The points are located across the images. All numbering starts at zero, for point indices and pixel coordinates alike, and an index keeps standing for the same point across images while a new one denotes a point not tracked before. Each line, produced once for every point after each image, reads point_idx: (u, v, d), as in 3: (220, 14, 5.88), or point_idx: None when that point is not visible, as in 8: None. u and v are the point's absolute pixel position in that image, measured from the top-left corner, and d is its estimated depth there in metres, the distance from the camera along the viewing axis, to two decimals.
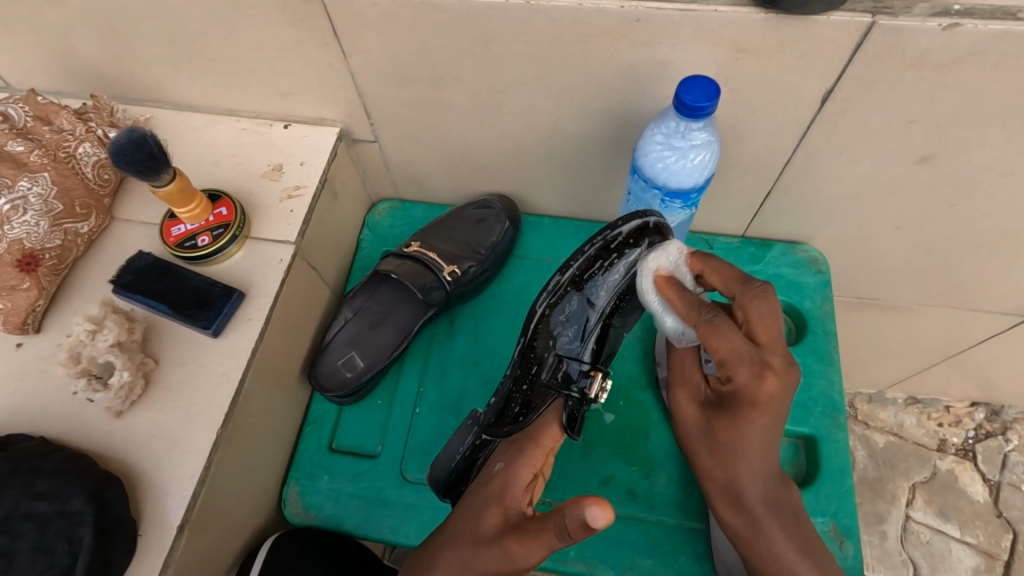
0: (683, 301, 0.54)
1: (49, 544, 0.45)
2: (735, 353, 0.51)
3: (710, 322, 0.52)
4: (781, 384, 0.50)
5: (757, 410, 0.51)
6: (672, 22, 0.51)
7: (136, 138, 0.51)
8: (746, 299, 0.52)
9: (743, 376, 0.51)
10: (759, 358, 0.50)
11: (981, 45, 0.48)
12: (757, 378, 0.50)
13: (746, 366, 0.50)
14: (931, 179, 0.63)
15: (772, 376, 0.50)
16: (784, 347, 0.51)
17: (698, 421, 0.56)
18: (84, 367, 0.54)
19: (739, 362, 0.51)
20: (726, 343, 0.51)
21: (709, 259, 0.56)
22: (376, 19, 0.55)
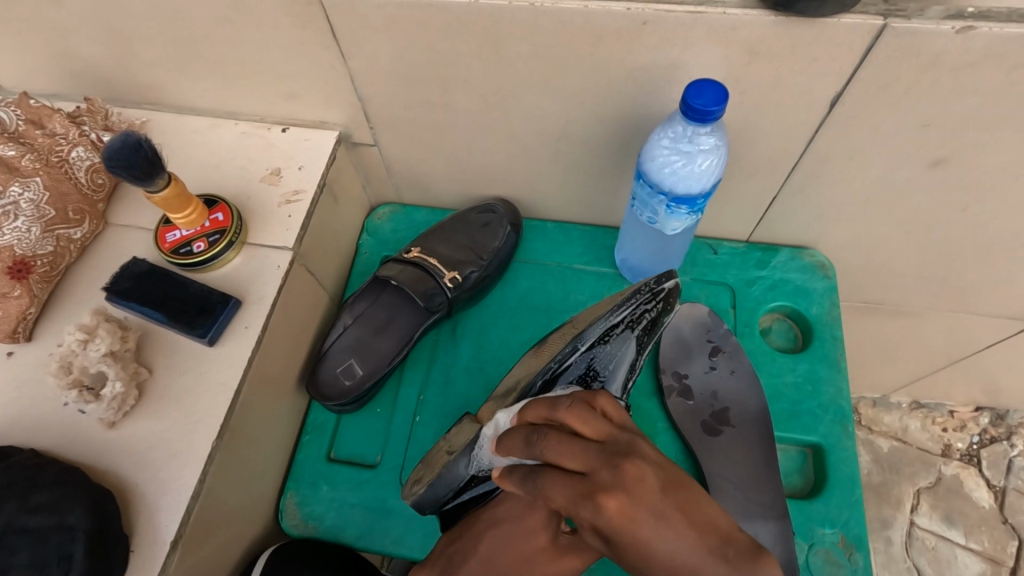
0: (518, 452, 0.45)
1: (42, 560, 0.44)
2: (567, 498, 0.39)
3: (535, 490, 0.41)
4: (620, 496, 0.36)
5: (628, 540, 0.36)
6: (680, 24, 0.50)
7: (131, 142, 0.50)
8: (599, 402, 0.44)
9: (559, 495, 0.39)
10: (610, 461, 0.38)
11: (997, 48, 0.47)
12: (602, 510, 0.37)
13: (579, 505, 0.38)
14: (942, 183, 0.62)
15: (605, 493, 0.37)
16: (601, 451, 0.40)
17: (599, 541, 0.38)
18: (75, 378, 0.52)
19: (574, 508, 0.38)
20: (559, 491, 0.39)
21: (525, 412, 0.48)
22: (378, 21, 0.54)
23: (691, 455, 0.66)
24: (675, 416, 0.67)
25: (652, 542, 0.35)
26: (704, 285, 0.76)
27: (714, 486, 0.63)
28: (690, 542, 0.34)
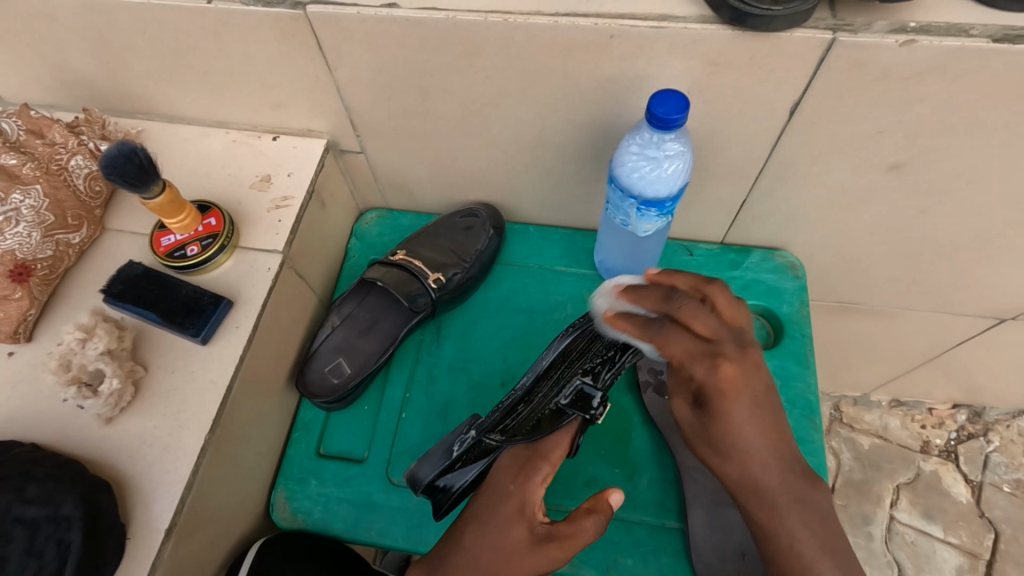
0: (646, 304, 0.53)
1: (39, 548, 0.46)
2: (687, 352, 0.49)
3: (657, 334, 0.50)
4: (737, 371, 0.48)
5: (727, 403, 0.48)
6: (644, 38, 0.53)
7: (126, 151, 0.53)
8: (714, 291, 0.52)
9: (678, 352, 0.49)
10: (733, 341, 0.49)
11: (938, 60, 0.50)
12: (712, 368, 0.48)
13: (698, 362, 0.48)
14: (900, 187, 0.65)
15: (725, 361, 0.48)
16: (732, 334, 0.50)
17: (689, 416, 0.51)
18: (75, 374, 0.55)
19: (691, 362, 0.49)
20: (701, 327, 0.49)
21: (646, 271, 0.54)
22: (362, 35, 0.57)
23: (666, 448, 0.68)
24: (651, 410, 0.69)
25: (741, 426, 0.48)
26: None
27: (687, 478, 0.65)
28: (758, 423, 0.48)
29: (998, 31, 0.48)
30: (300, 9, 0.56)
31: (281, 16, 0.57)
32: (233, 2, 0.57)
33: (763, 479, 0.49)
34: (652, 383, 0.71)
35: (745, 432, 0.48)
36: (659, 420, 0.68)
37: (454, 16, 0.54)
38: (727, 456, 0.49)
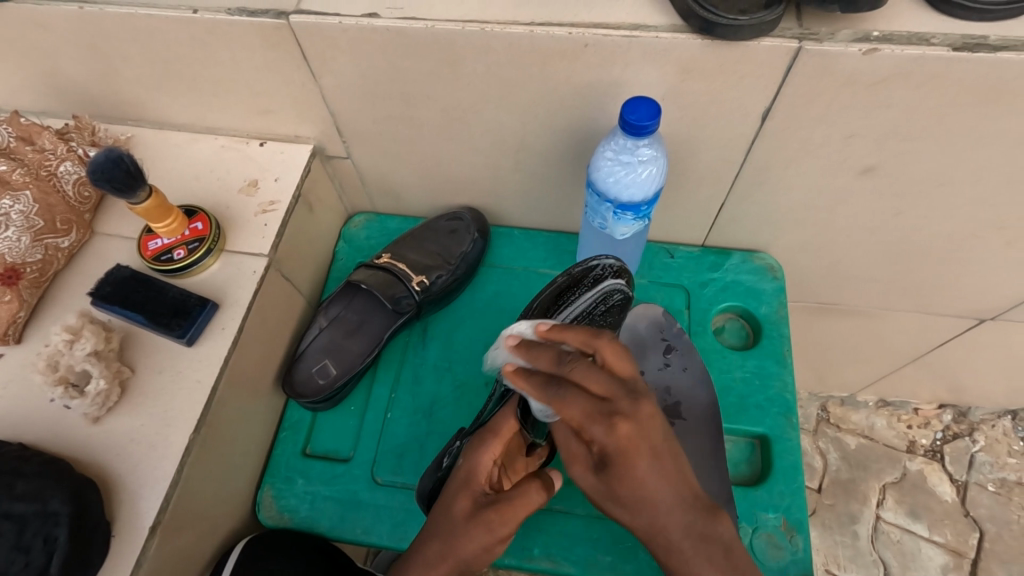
0: (543, 362, 0.50)
1: (27, 543, 0.47)
2: (584, 413, 0.45)
3: (555, 396, 0.46)
4: (634, 428, 0.44)
5: (630, 460, 0.44)
6: (618, 47, 0.55)
7: (114, 158, 0.54)
8: (604, 347, 0.48)
9: (576, 413, 0.45)
10: (627, 392, 0.45)
11: (902, 67, 0.52)
12: (608, 428, 0.44)
13: (596, 422, 0.45)
14: (873, 190, 0.67)
15: (621, 420, 0.44)
16: (620, 392, 0.45)
17: (598, 484, 0.48)
18: (61, 375, 0.56)
19: (589, 423, 0.45)
20: (575, 406, 0.45)
21: (565, 333, 0.51)
22: (343, 44, 0.59)
23: None
24: None
25: (645, 478, 0.45)
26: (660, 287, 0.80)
27: None
28: (649, 474, 0.45)
29: (957, 40, 0.50)
30: (284, 18, 0.58)
31: (265, 26, 0.59)
32: (219, 12, 0.58)
33: (654, 500, 0.45)
34: None
35: (653, 484, 0.45)
36: None
37: (432, 25, 0.55)
38: (635, 510, 0.46)
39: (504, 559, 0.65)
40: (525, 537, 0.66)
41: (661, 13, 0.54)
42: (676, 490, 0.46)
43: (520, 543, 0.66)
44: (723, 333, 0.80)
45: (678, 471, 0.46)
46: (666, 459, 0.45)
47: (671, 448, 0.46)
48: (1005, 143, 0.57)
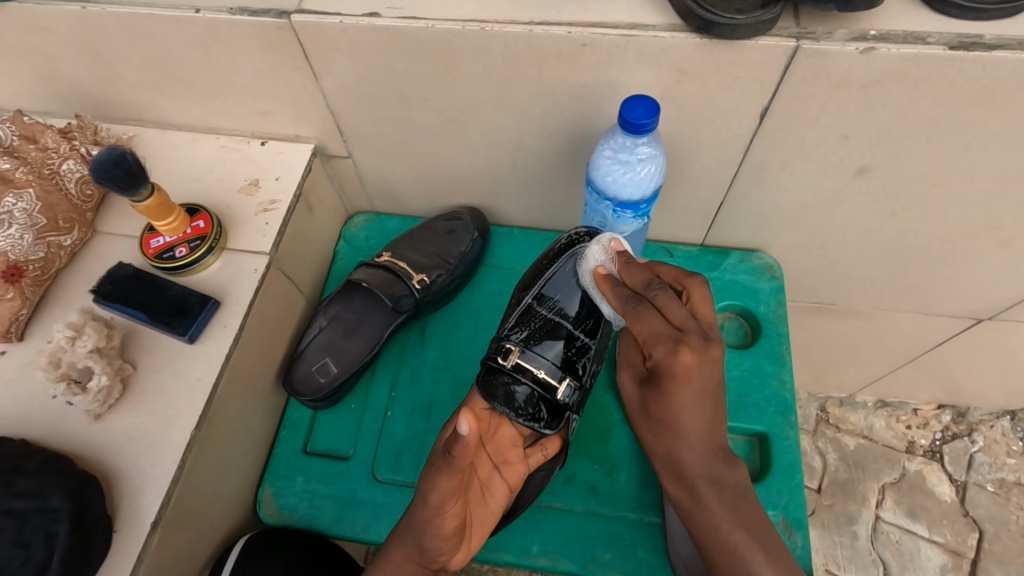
0: (637, 275, 0.57)
1: (26, 539, 0.47)
2: (652, 331, 0.52)
3: (633, 311, 0.54)
4: (696, 360, 0.50)
5: (676, 391, 0.51)
6: (616, 47, 0.55)
7: (115, 155, 0.54)
8: (694, 287, 0.56)
9: (647, 331, 0.52)
10: (700, 330, 0.51)
11: (897, 67, 0.52)
12: (672, 352, 0.51)
13: (662, 343, 0.51)
14: (870, 189, 0.67)
15: (685, 349, 0.50)
16: (700, 328, 0.52)
17: (635, 395, 0.58)
18: (64, 371, 0.56)
19: (653, 341, 0.52)
20: (646, 326, 0.53)
21: (655, 266, 0.59)
22: (343, 44, 0.59)
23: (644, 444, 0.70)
24: None
25: (682, 406, 0.52)
26: None
27: None
28: (702, 417, 0.52)
29: (953, 39, 0.51)
30: (285, 18, 0.58)
31: (266, 25, 0.59)
32: (221, 12, 0.59)
33: (688, 432, 0.52)
34: None
35: (687, 416, 0.52)
36: None
37: (432, 25, 0.56)
38: (660, 434, 0.54)
39: (503, 557, 0.65)
40: (524, 534, 0.66)
41: (659, 14, 0.54)
42: (702, 416, 0.52)
43: (519, 540, 0.66)
44: (721, 332, 0.80)
45: (717, 394, 0.52)
46: (704, 395, 0.51)
47: (714, 389, 0.52)
48: (1000, 143, 0.58)
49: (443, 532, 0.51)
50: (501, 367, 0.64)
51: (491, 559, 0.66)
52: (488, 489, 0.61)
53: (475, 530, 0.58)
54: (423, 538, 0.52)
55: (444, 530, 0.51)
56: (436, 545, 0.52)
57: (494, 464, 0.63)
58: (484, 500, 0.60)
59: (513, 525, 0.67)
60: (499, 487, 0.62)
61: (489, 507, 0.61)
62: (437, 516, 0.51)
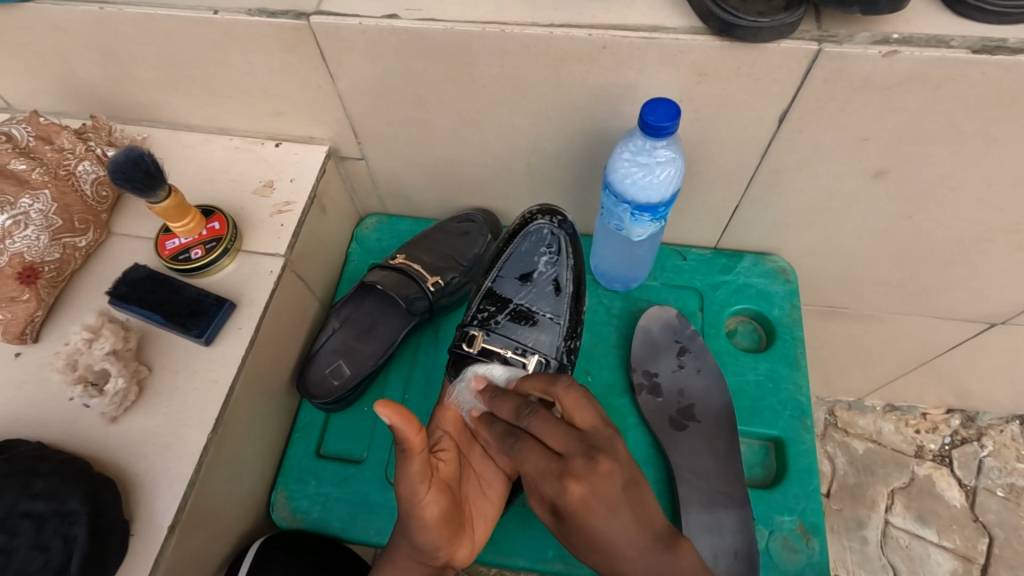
0: (508, 412, 0.52)
1: (45, 542, 0.47)
2: (538, 468, 0.46)
3: (511, 452, 0.49)
4: (586, 488, 0.44)
5: (580, 519, 0.44)
6: (636, 49, 0.55)
7: (134, 157, 0.54)
8: (568, 388, 0.51)
9: (532, 468, 0.47)
10: (582, 451, 0.45)
11: (918, 70, 0.52)
12: (562, 490, 0.44)
13: (548, 480, 0.45)
14: (887, 193, 0.67)
15: (573, 481, 0.44)
16: (583, 437, 0.47)
17: (549, 516, 0.48)
18: (80, 374, 0.56)
19: (542, 479, 0.46)
20: (533, 461, 0.47)
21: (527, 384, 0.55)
22: (360, 45, 0.59)
23: (660, 448, 0.70)
24: (644, 412, 0.71)
25: (602, 525, 0.43)
26: (672, 289, 0.80)
27: (680, 478, 0.67)
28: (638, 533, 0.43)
29: (977, 42, 0.50)
30: (303, 20, 0.58)
31: (284, 27, 0.59)
32: (239, 13, 0.59)
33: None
34: (646, 385, 0.72)
35: (609, 543, 0.43)
36: (652, 421, 0.70)
37: (452, 27, 0.56)
38: (583, 549, 0.45)
39: (518, 562, 0.65)
40: (539, 538, 0.66)
41: (679, 16, 0.54)
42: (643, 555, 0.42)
43: (534, 544, 0.66)
44: (735, 335, 0.80)
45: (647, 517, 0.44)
46: (624, 505, 0.44)
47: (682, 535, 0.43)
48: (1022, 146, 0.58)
49: (426, 524, 0.50)
50: (467, 352, 0.69)
51: (506, 563, 0.65)
52: (483, 480, 0.60)
53: (473, 521, 0.57)
54: (411, 534, 0.50)
55: (426, 521, 0.49)
56: (426, 539, 0.50)
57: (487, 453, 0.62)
58: (479, 490, 0.59)
59: (528, 529, 0.66)
60: (494, 477, 0.61)
61: (484, 496, 0.59)
62: (415, 506, 0.49)
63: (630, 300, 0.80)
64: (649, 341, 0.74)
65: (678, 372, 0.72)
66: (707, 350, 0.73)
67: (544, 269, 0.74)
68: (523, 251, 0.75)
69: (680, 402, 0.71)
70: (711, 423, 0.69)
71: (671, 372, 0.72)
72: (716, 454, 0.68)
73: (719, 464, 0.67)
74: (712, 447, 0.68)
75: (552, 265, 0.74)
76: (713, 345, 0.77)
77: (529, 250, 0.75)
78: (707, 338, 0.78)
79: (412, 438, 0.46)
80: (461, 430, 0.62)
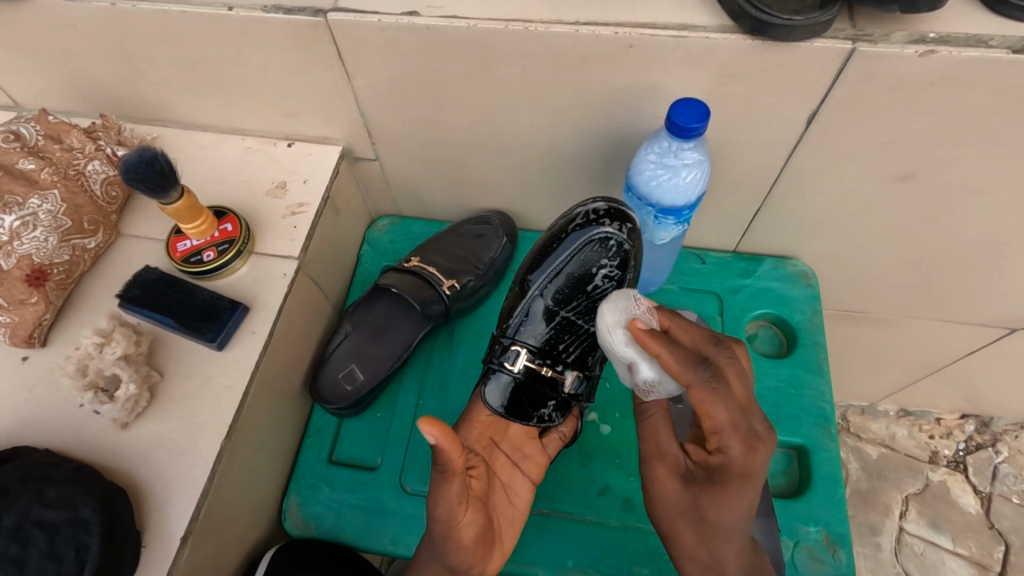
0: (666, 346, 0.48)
1: (58, 552, 0.45)
2: (731, 420, 0.47)
3: (710, 386, 0.47)
4: (763, 457, 0.48)
5: (732, 484, 0.49)
6: (663, 48, 0.53)
7: (148, 157, 0.53)
8: (690, 336, 0.51)
9: (721, 417, 0.47)
10: (750, 421, 0.48)
11: (956, 70, 0.51)
12: (747, 450, 0.48)
13: (739, 437, 0.47)
14: (915, 196, 0.65)
15: (762, 446, 0.48)
16: (743, 420, 0.48)
17: (684, 492, 0.52)
18: (91, 379, 0.55)
19: (730, 436, 0.47)
20: (720, 412, 0.47)
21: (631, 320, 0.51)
22: (378, 43, 0.58)
23: None
24: None
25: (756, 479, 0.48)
26: (690, 294, 0.79)
27: None
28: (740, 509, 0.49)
29: (1017, 42, 0.49)
30: (320, 17, 0.57)
31: (300, 24, 0.57)
32: (254, 10, 0.57)
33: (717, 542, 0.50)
34: None
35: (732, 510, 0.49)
36: None
37: (474, 25, 0.54)
38: (722, 507, 0.49)
39: (537, 572, 0.63)
40: (558, 548, 0.65)
41: (708, 15, 0.53)
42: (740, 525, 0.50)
43: (553, 554, 0.64)
44: (755, 340, 0.78)
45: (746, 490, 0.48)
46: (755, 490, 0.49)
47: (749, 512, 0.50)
48: None
49: (464, 544, 0.49)
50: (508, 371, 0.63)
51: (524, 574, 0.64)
52: (510, 488, 0.61)
53: (506, 531, 0.57)
54: (447, 557, 0.49)
55: (464, 542, 0.49)
56: (462, 560, 0.49)
57: (512, 462, 0.63)
58: (510, 500, 0.60)
59: (546, 538, 0.65)
60: (521, 483, 0.62)
61: (515, 505, 0.60)
62: (452, 529, 0.48)
63: None
64: None
65: None
66: None
67: (601, 281, 0.66)
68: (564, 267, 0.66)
69: None
70: None
71: None
72: None
73: None
74: None
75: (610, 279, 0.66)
76: None
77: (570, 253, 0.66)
78: None
79: (454, 458, 0.45)
80: (485, 440, 0.65)
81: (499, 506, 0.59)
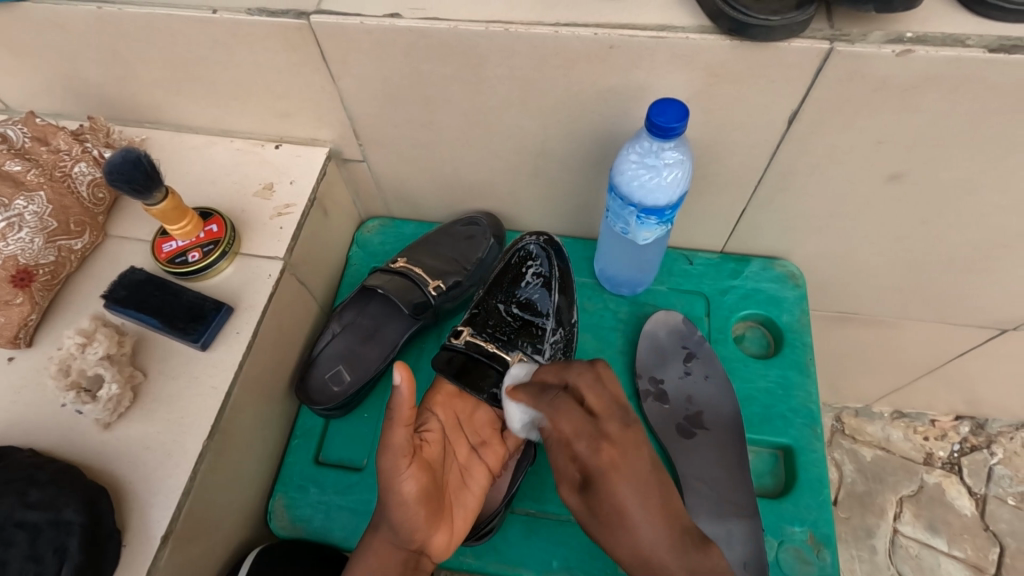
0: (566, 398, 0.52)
1: (40, 553, 0.45)
2: (574, 427, 0.50)
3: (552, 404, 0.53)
4: (620, 451, 0.47)
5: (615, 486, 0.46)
6: (645, 49, 0.54)
7: (130, 158, 0.53)
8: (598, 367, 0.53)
9: (592, 403, 0.50)
10: (620, 417, 0.50)
11: (936, 70, 0.51)
12: (595, 448, 0.48)
13: (583, 438, 0.49)
14: (901, 196, 0.66)
15: (607, 443, 0.48)
16: (621, 414, 0.50)
17: (583, 507, 0.49)
18: (74, 379, 0.54)
19: (577, 439, 0.49)
20: (593, 397, 0.51)
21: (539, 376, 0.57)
22: (364, 44, 0.58)
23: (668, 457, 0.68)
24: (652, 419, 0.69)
25: (631, 502, 0.45)
26: (680, 294, 0.79)
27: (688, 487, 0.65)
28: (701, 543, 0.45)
29: (994, 42, 0.49)
30: (304, 19, 0.57)
31: (285, 27, 0.58)
32: (239, 13, 0.58)
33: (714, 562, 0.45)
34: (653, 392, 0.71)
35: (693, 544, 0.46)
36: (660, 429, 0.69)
37: (455, 26, 0.55)
38: (617, 536, 0.45)
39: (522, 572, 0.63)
40: (544, 549, 0.64)
41: (688, 15, 0.53)
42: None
43: (538, 555, 0.64)
44: (744, 341, 0.78)
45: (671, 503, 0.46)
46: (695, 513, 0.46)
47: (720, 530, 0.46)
48: None
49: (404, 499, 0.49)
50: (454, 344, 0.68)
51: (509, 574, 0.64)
52: (468, 473, 0.61)
53: (456, 512, 0.57)
54: (388, 512, 0.50)
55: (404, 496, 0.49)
56: (404, 518, 0.50)
57: (473, 447, 0.64)
58: (466, 483, 0.60)
59: (532, 538, 0.65)
60: (476, 469, 0.62)
61: (471, 488, 0.60)
62: (393, 480, 0.49)
63: (637, 305, 0.78)
64: (657, 347, 0.73)
65: (685, 379, 0.71)
66: (715, 356, 0.72)
67: (531, 279, 0.75)
68: (509, 266, 0.76)
69: (688, 409, 0.70)
70: (720, 431, 0.68)
71: (678, 378, 0.71)
72: (724, 462, 0.67)
73: (728, 473, 0.66)
74: (720, 454, 0.67)
75: (538, 276, 0.75)
76: (722, 351, 0.76)
77: (516, 263, 0.76)
78: (716, 344, 0.76)
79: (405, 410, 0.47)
80: (449, 416, 0.65)
81: (455, 485, 0.59)
